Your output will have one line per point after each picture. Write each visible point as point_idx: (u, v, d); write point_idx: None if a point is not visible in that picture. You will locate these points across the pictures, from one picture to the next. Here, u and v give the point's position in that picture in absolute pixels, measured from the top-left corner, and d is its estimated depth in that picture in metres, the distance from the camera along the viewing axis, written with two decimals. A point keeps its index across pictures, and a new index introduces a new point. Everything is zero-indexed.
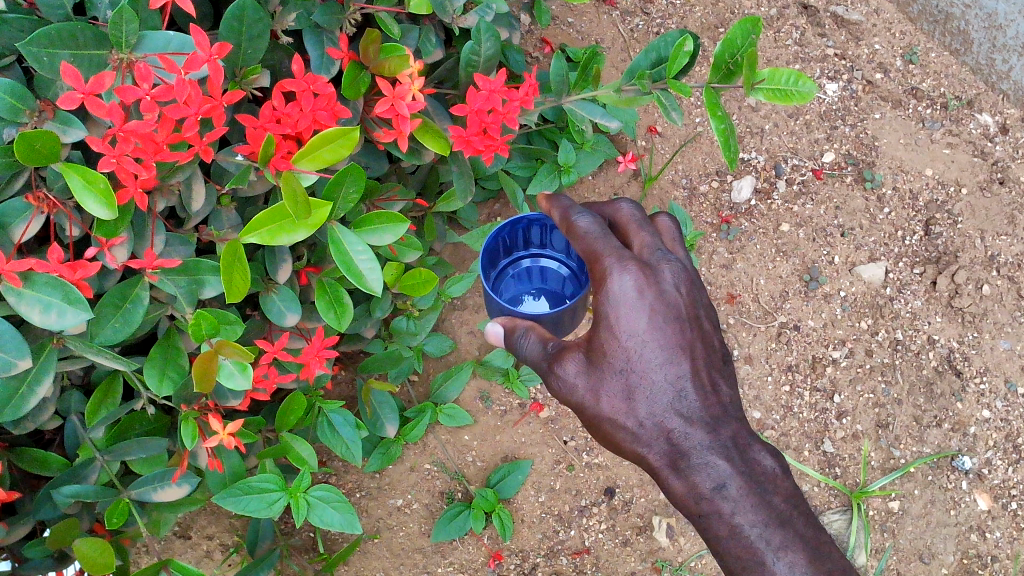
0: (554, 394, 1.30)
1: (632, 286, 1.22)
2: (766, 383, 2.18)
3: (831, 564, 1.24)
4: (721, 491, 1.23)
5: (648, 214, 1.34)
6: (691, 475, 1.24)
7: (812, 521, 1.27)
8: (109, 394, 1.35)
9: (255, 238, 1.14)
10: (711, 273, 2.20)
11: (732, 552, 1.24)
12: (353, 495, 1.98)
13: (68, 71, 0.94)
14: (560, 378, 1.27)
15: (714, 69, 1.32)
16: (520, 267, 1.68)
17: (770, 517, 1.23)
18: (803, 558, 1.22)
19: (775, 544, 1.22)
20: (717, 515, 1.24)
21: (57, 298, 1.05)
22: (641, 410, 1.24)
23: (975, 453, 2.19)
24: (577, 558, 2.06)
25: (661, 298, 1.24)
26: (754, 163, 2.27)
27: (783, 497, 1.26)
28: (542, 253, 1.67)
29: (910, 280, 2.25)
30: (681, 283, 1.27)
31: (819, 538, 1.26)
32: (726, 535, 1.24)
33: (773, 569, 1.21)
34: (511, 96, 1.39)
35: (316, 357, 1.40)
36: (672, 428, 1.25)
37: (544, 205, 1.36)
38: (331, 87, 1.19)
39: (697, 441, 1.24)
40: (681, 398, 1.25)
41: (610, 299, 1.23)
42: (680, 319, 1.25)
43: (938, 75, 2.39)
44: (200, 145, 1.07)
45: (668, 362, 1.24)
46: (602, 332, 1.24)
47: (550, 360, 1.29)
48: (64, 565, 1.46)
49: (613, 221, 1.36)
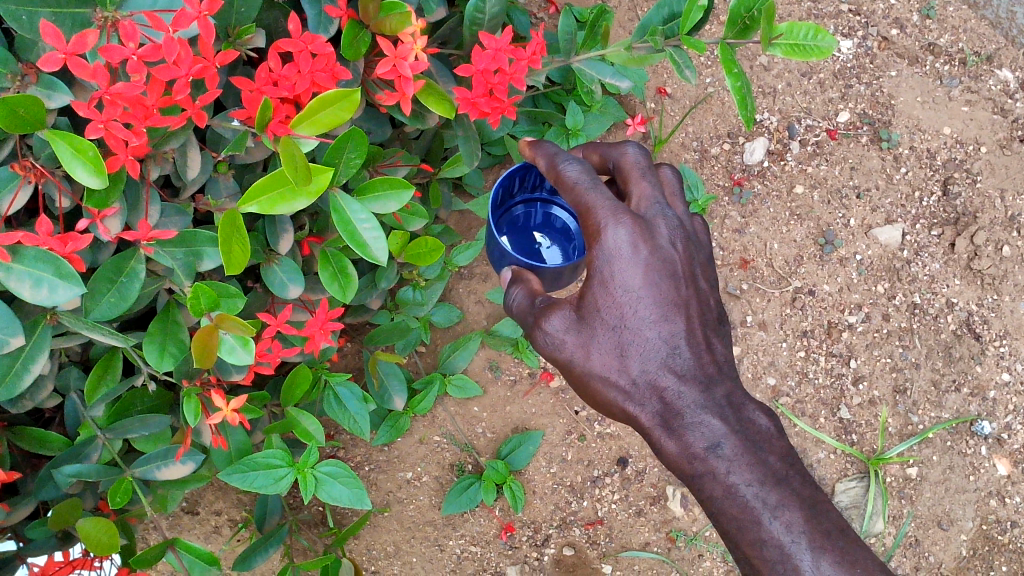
0: (540, 352, 1.24)
1: (627, 240, 1.16)
2: (780, 349, 2.13)
3: (828, 523, 1.13)
4: (716, 450, 1.16)
5: (653, 162, 1.25)
6: (685, 435, 1.18)
7: (811, 480, 1.17)
8: (108, 369, 1.31)
9: (254, 208, 1.09)
10: (723, 238, 2.14)
11: (726, 512, 1.16)
12: (362, 468, 1.94)
13: (48, 30, 0.88)
14: (548, 334, 1.20)
15: (730, 24, 1.26)
16: (515, 213, 1.64)
17: (766, 475, 1.15)
18: (800, 516, 1.13)
19: (772, 503, 1.13)
20: (710, 475, 1.17)
21: (48, 273, 1.00)
22: (634, 368, 1.18)
23: (995, 418, 2.17)
24: (590, 529, 2.04)
25: (657, 254, 1.17)
26: (767, 124, 2.19)
27: (779, 456, 1.18)
28: (533, 195, 1.63)
29: (928, 242, 2.20)
30: (677, 238, 1.20)
31: (818, 496, 1.16)
32: (720, 496, 1.16)
33: (768, 529, 1.12)
34: (518, 55, 1.32)
35: (321, 330, 1.35)
36: (665, 387, 1.19)
37: (530, 152, 1.27)
38: (330, 47, 1.13)
39: (690, 400, 1.18)
40: (675, 356, 1.19)
41: (604, 253, 1.16)
42: (675, 276, 1.19)
43: (957, 30, 2.29)
44: (193, 109, 1.03)
45: (663, 320, 1.18)
46: (595, 288, 1.17)
47: (537, 315, 1.22)
48: (70, 544, 1.44)
49: (617, 166, 1.27)
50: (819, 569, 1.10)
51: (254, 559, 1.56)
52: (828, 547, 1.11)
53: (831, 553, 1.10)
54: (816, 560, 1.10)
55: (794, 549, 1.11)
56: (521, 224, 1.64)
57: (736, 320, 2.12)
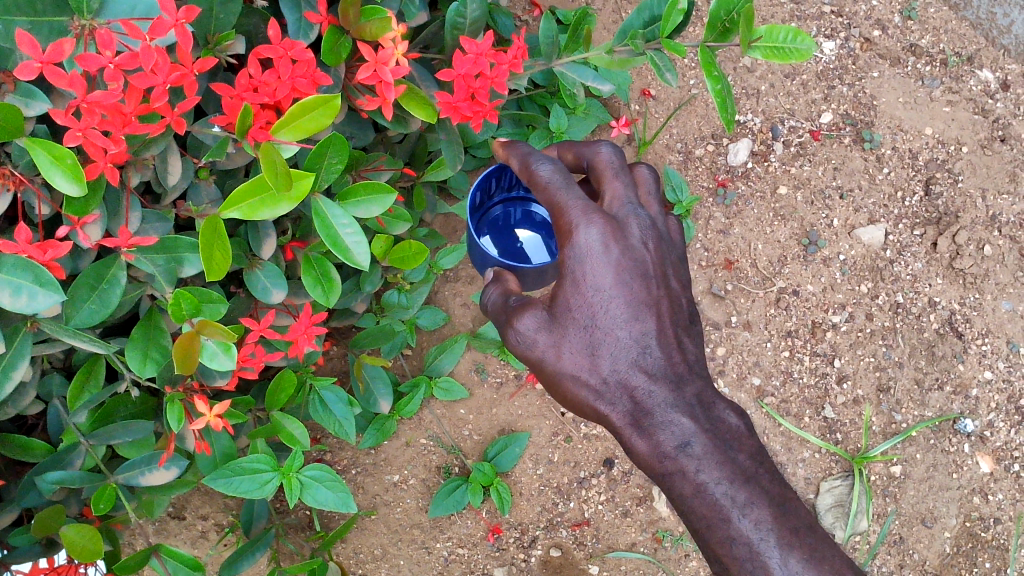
0: (512, 351, 1.23)
1: (598, 239, 1.16)
2: (765, 349, 2.15)
3: (796, 521, 1.16)
4: (685, 449, 1.17)
5: (626, 162, 1.25)
6: (655, 434, 1.18)
7: (779, 478, 1.19)
8: (91, 376, 1.32)
9: (236, 213, 1.10)
10: (708, 239, 2.15)
11: (697, 511, 1.16)
12: (348, 472, 1.94)
13: (24, 38, 0.89)
14: (520, 333, 1.20)
15: (709, 27, 1.27)
16: (495, 214, 1.66)
17: (735, 474, 1.16)
18: (768, 514, 1.14)
19: (740, 501, 1.14)
20: (680, 474, 1.17)
21: (27, 280, 1.00)
22: (605, 368, 1.18)
23: (977, 416, 2.19)
24: (577, 530, 2.05)
25: (628, 254, 1.17)
26: (750, 125, 2.20)
27: (748, 454, 1.19)
28: (511, 194, 1.65)
29: (910, 241, 2.22)
30: (649, 238, 1.20)
31: (787, 494, 1.18)
32: (690, 494, 1.17)
33: (737, 527, 1.13)
34: (500, 60, 1.32)
35: (305, 334, 1.35)
36: (636, 386, 1.19)
37: (504, 153, 1.29)
38: (310, 53, 1.13)
39: (660, 398, 1.19)
40: (646, 355, 1.19)
41: (575, 253, 1.17)
42: (646, 276, 1.19)
43: (938, 31, 2.31)
44: (172, 116, 1.03)
45: (634, 320, 1.18)
46: (567, 287, 1.18)
47: (509, 314, 1.22)
48: (53, 551, 1.44)
49: (591, 166, 1.27)
50: (787, 566, 1.11)
51: (239, 563, 1.56)
52: (796, 543, 1.13)
53: (799, 550, 1.12)
54: (784, 557, 1.12)
55: (762, 547, 1.12)
56: (501, 224, 1.65)
57: (721, 320, 2.13)
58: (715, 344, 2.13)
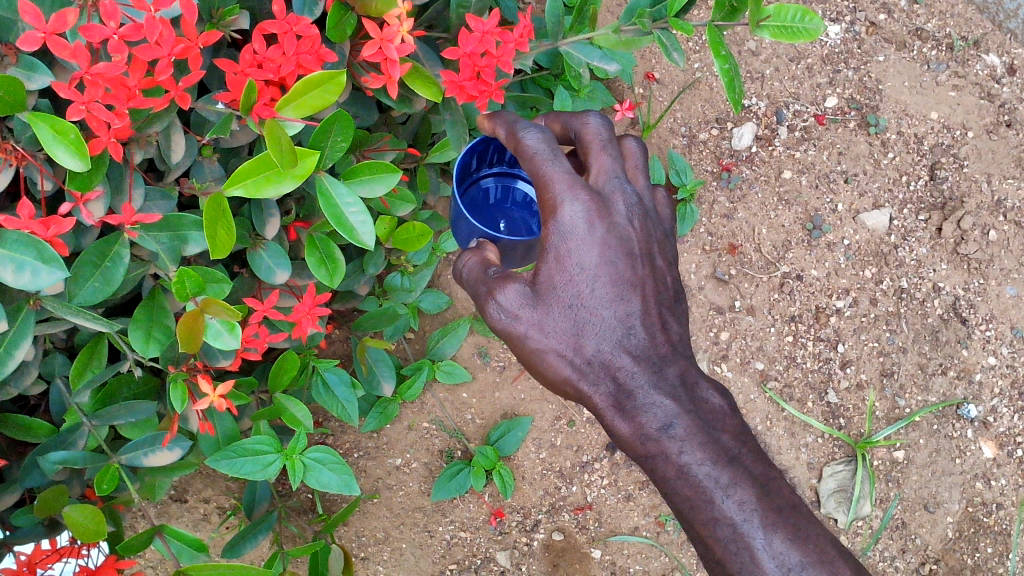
0: (492, 327, 1.21)
1: (582, 216, 1.15)
2: (768, 334, 2.14)
3: (780, 501, 1.14)
4: (668, 431, 1.16)
5: (615, 134, 1.23)
6: (637, 416, 1.18)
7: (763, 458, 1.17)
8: (94, 356, 1.31)
9: (240, 190, 1.08)
10: (712, 223, 2.13)
11: (680, 493, 1.15)
12: (350, 455, 1.93)
13: (28, 8, 0.87)
14: (501, 307, 1.17)
15: (718, 6, 1.25)
16: (482, 188, 1.62)
17: (718, 454, 1.15)
18: (752, 494, 1.12)
19: (724, 482, 1.13)
20: (663, 456, 1.16)
21: (31, 256, 0.99)
22: (589, 348, 1.18)
23: (981, 401, 2.19)
24: (579, 514, 2.05)
25: (613, 232, 1.17)
26: (755, 109, 2.19)
27: (731, 434, 1.18)
28: (500, 169, 1.61)
29: (915, 226, 2.21)
30: (635, 216, 1.19)
31: (771, 474, 1.16)
32: (673, 476, 1.16)
33: (721, 508, 1.12)
34: (505, 38, 1.31)
35: (308, 315, 1.33)
36: (619, 366, 1.18)
37: (488, 125, 1.27)
38: (315, 29, 1.11)
39: (642, 380, 1.18)
40: (630, 336, 1.18)
41: (559, 229, 1.16)
42: (632, 254, 1.19)
43: (944, 15, 2.30)
44: (176, 90, 1.02)
45: (618, 299, 1.18)
46: (551, 265, 1.16)
47: (489, 287, 1.19)
48: (57, 532, 1.43)
49: (578, 138, 1.24)
50: (771, 547, 1.10)
51: (242, 546, 1.56)
52: (780, 524, 1.11)
53: (782, 530, 1.11)
54: (767, 538, 1.10)
55: (746, 528, 1.11)
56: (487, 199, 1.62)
57: (725, 305, 2.12)
58: (718, 328, 2.12)
